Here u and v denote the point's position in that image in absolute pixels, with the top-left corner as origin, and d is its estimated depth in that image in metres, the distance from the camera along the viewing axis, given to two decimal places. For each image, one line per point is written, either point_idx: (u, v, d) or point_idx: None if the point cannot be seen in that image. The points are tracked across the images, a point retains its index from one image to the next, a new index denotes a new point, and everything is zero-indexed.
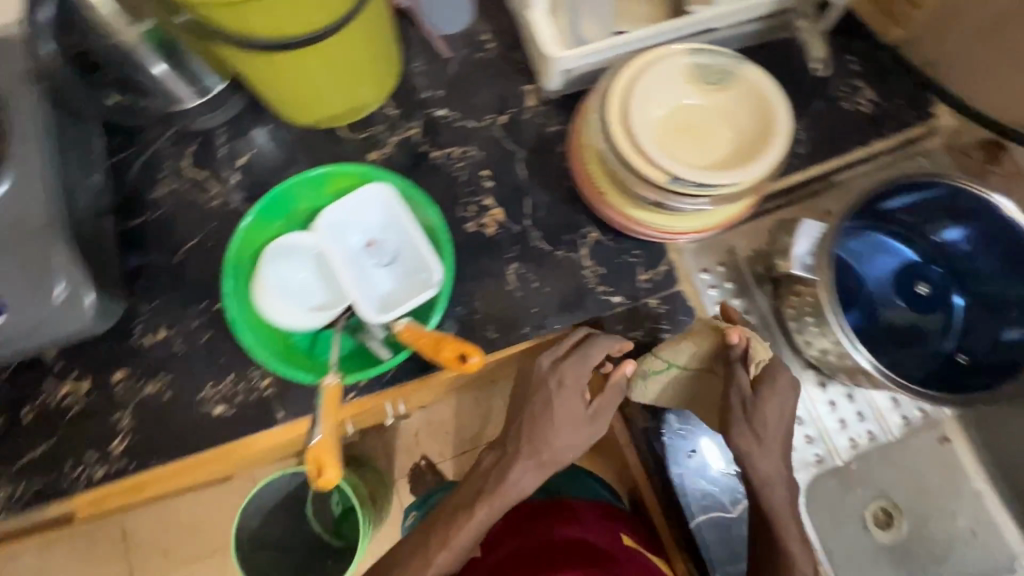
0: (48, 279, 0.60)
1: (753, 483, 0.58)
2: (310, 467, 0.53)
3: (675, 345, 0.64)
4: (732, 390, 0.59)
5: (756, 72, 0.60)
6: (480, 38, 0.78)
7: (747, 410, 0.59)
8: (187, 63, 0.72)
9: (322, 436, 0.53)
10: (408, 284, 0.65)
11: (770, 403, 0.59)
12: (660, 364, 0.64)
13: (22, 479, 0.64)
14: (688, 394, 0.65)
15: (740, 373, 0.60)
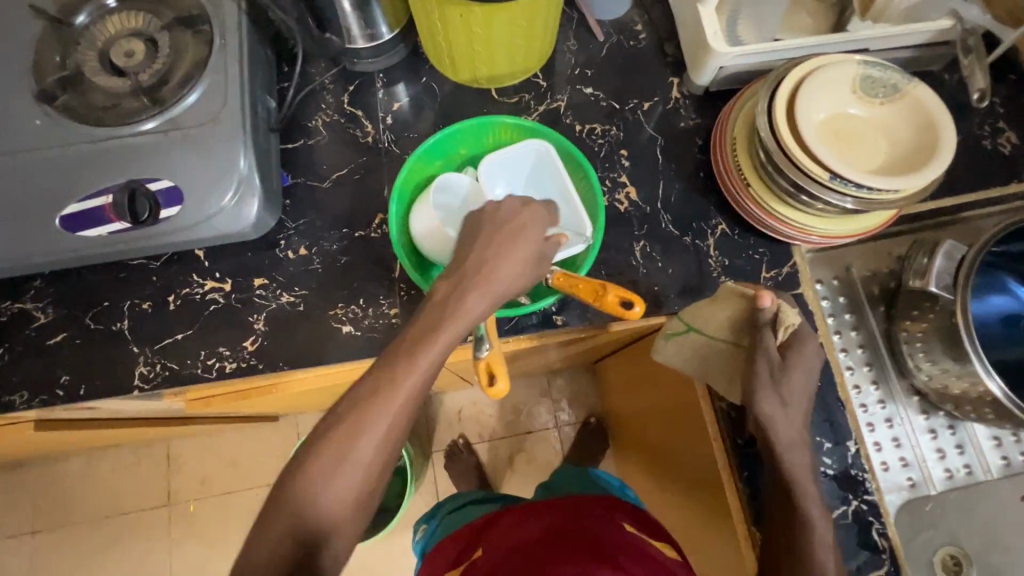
0: (221, 184, 0.64)
1: (774, 448, 0.55)
2: (481, 374, 0.56)
3: (701, 310, 0.64)
4: (760, 354, 0.57)
5: (927, 91, 0.62)
6: (634, 27, 0.82)
7: (774, 375, 0.56)
8: (370, 6, 0.72)
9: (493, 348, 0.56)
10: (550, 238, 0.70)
11: (797, 369, 0.57)
12: (679, 326, 0.66)
13: (159, 360, 0.68)
14: (710, 364, 0.65)
15: (769, 338, 0.57)
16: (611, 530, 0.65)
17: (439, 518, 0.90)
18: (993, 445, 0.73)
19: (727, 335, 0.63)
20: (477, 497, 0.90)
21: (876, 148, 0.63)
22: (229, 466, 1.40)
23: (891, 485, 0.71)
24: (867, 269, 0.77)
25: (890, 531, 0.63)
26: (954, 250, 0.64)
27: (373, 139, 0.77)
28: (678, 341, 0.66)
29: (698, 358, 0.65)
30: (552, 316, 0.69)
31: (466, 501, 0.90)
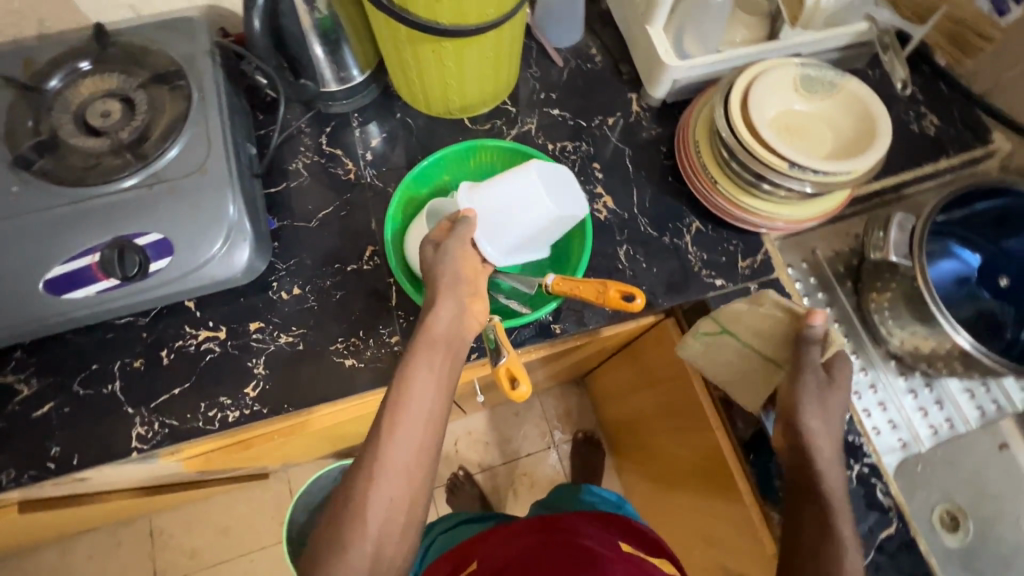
0: (212, 232, 0.64)
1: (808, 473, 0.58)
2: (503, 380, 0.57)
3: (737, 315, 0.67)
4: (806, 368, 0.61)
5: (859, 83, 0.69)
6: (589, 52, 0.88)
7: (819, 388, 0.61)
8: (342, 51, 0.75)
9: (509, 355, 0.58)
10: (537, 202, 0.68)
11: (839, 388, 0.62)
12: (713, 326, 0.68)
13: (156, 419, 0.66)
14: (740, 369, 0.68)
15: (815, 353, 0.61)
16: (610, 546, 0.68)
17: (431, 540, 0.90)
18: (967, 397, 0.79)
19: (762, 344, 0.66)
20: (468, 518, 0.89)
21: (823, 137, 0.69)
22: (220, 533, 1.32)
23: (885, 447, 0.75)
24: (830, 250, 0.83)
25: (893, 489, 0.67)
26: (905, 221, 0.71)
27: (355, 176, 0.80)
28: (708, 340, 0.69)
29: (732, 359, 0.68)
30: (550, 325, 0.71)
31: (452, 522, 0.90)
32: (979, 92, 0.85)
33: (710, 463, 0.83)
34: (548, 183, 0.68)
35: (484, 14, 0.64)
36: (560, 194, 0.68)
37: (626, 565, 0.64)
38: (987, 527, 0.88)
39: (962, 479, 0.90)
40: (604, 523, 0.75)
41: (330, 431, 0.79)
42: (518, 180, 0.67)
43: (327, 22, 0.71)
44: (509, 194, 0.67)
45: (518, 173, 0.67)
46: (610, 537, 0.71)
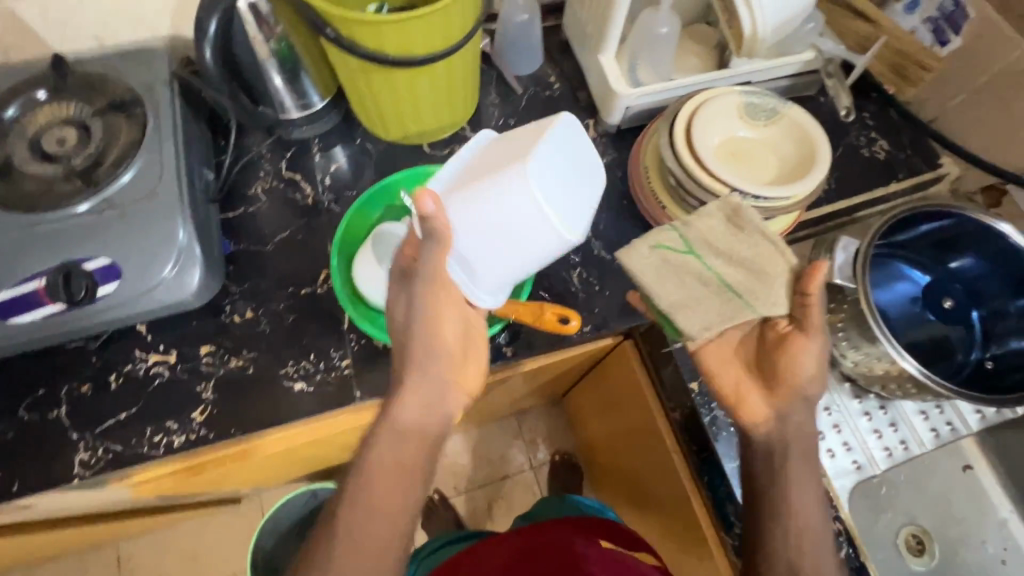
0: (161, 256, 0.65)
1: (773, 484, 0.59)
2: None
3: (712, 238, 0.61)
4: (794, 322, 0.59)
5: (799, 110, 0.71)
6: (548, 79, 0.90)
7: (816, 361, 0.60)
8: (301, 79, 0.77)
9: None
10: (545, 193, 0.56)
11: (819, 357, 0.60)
12: (679, 244, 0.61)
13: (101, 444, 0.66)
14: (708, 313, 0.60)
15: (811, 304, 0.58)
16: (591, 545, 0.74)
17: (417, 563, 0.90)
18: (922, 419, 0.79)
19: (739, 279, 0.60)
20: (455, 538, 0.92)
21: (767, 163, 0.71)
22: (189, 560, 1.30)
23: (840, 471, 0.75)
24: None
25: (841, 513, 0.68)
26: (848, 245, 0.75)
27: (313, 201, 0.81)
28: (666, 255, 0.61)
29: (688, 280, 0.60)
30: (503, 349, 0.71)
31: (440, 543, 0.92)
32: (927, 119, 0.87)
33: (670, 487, 0.82)
34: (547, 192, 0.55)
35: (431, 45, 0.66)
36: (562, 200, 0.56)
37: (604, 565, 0.71)
38: (953, 550, 0.87)
39: (928, 501, 0.89)
40: (583, 527, 0.80)
41: (295, 450, 0.79)
42: (509, 197, 0.55)
43: (283, 49, 0.72)
44: (502, 216, 0.55)
45: (510, 188, 0.54)
46: (591, 537, 0.77)
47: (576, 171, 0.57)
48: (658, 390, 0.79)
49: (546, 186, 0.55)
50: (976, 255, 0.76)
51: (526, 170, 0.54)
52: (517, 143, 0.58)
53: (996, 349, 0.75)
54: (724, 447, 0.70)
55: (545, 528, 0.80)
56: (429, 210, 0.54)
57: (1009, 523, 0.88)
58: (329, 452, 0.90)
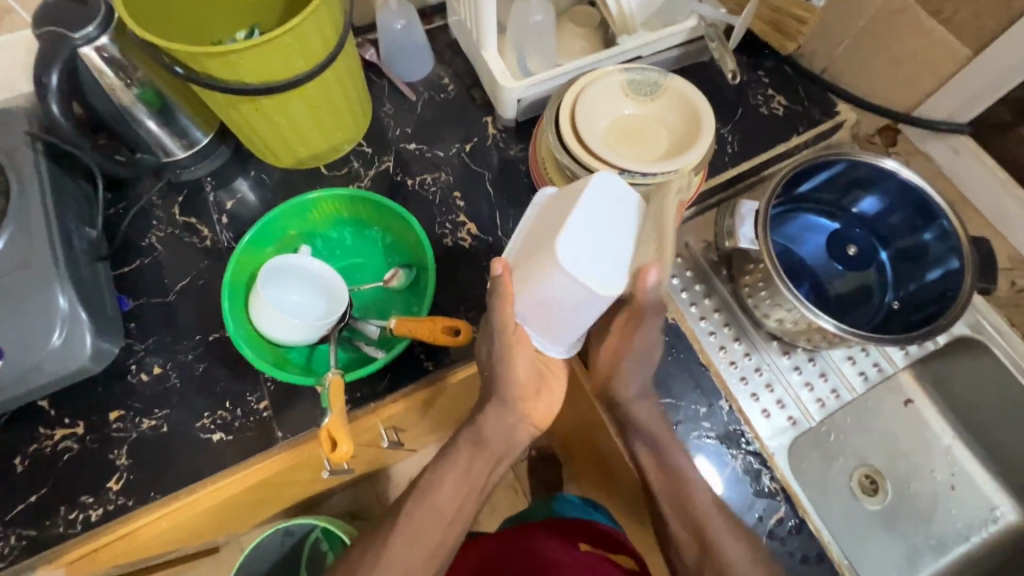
0: (44, 326, 0.62)
1: None
2: (324, 442, 0.57)
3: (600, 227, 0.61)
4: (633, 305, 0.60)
5: (680, 80, 0.71)
6: (441, 81, 0.88)
7: None
8: (176, 118, 0.74)
9: (333, 415, 0.57)
10: (600, 245, 0.52)
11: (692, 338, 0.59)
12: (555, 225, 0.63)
13: (14, 532, 0.64)
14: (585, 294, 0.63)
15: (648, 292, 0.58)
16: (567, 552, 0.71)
17: None
18: (849, 364, 0.82)
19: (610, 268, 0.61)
20: None
21: (657, 138, 0.71)
22: None
23: (775, 429, 0.77)
24: (701, 241, 0.83)
25: (778, 473, 0.69)
26: (751, 208, 0.73)
27: (212, 242, 0.78)
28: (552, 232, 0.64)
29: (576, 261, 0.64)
30: (424, 364, 0.69)
31: None
32: (819, 69, 0.88)
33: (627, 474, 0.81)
34: (588, 251, 0.51)
35: (292, 67, 0.63)
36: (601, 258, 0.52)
37: None
38: (905, 485, 0.88)
39: (876, 441, 0.90)
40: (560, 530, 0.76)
41: (236, 503, 0.75)
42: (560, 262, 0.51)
43: (149, 93, 0.69)
44: (550, 283, 0.53)
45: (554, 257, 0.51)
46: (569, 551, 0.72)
47: (617, 220, 0.54)
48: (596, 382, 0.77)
49: (584, 249, 0.51)
50: (876, 196, 0.77)
51: (565, 233, 0.51)
52: (563, 200, 0.55)
53: (906, 289, 0.78)
54: None
55: (532, 531, 0.75)
56: (497, 275, 0.55)
57: (952, 449, 0.91)
58: (290, 490, 0.86)
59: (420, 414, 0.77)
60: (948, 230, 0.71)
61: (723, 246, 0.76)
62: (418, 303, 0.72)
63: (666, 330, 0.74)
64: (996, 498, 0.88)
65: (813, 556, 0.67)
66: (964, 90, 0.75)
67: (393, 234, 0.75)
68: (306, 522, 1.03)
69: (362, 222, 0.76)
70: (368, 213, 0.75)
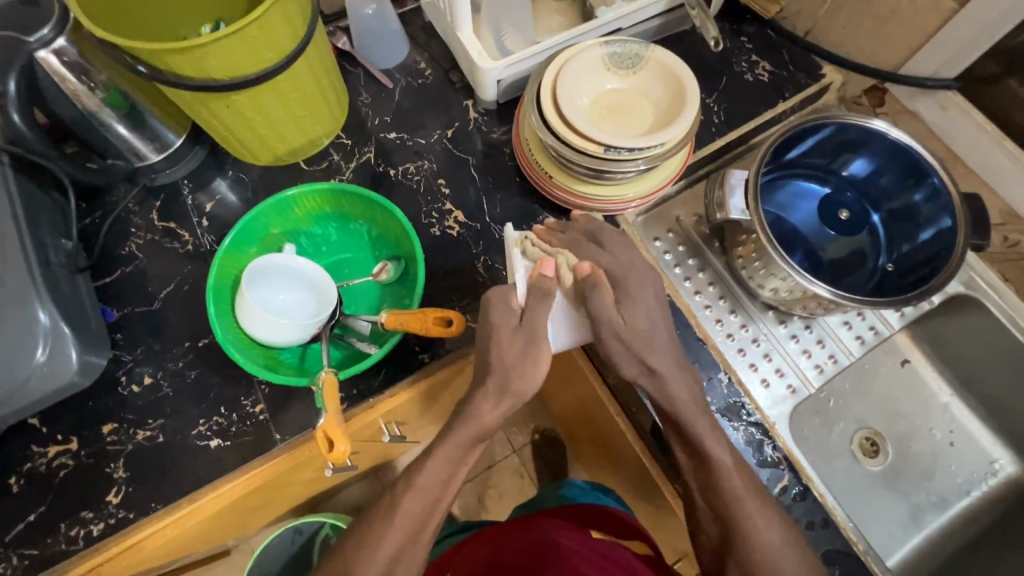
0: (27, 342, 0.60)
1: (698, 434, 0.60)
2: (321, 443, 0.56)
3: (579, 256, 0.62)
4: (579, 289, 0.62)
5: (663, 51, 0.69)
6: (418, 66, 0.86)
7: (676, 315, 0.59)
8: (147, 121, 0.71)
9: (329, 414, 0.57)
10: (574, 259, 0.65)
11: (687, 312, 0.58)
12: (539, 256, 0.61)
13: (14, 552, 0.63)
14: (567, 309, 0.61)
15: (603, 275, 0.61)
16: (577, 535, 0.69)
17: None
18: (846, 329, 0.82)
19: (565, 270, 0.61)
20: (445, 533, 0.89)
21: (642, 112, 0.69)
22: None
23: (775, 398, 0.77)
24: (692, 214, 0.82)
25: (780, 442, 0.69)
26: (741, 177, 0.72)
27: (194, 246, 0.76)
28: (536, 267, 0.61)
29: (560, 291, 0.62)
30: (419, 357, 0.69)
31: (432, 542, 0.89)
32: (802, 32, 0.86)
33: (630, 452, 0.81)
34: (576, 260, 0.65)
35: (261, 59, 0.61)
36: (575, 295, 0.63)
37: (588, 557, 0.65)
38: (904, 445, 0.89)
39: (875, 403, 0.90)
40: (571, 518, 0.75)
41: (239, 508, 0.74)
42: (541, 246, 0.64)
43: (115, 95, 0.67)
44: None
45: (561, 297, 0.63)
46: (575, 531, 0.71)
47: None
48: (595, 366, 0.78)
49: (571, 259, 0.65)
50: (867, 158, 0.76)
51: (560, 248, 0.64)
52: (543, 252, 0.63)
53: (900, 251, 0.77)
54: None
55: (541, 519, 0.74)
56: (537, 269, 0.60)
57: (950, 407, 0.91)
58: (293, 490, 0.86)
59: (418, 408, 0.77)
60: (940, 188, 0.70)
61: (715, 218, 0.75)
62: (409, 296, 0.70)
63: None
64: (994, 452, 0.89)
65: (819, 521, 0.67)
66: (950, 45, 0.74)
67: (379, 227, 0.74)
68: (312, 520, 1.02)
69: (347, 217, 0.74)
70: (351, 207, 0.73)
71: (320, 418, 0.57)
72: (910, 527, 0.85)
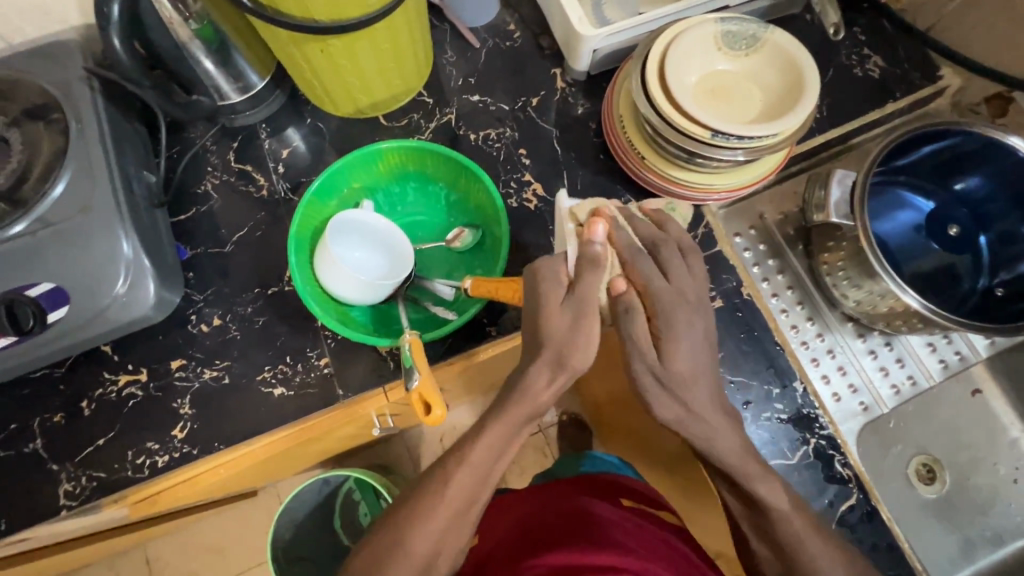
0: (109, 271, 0.60)
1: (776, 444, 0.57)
2: (418, 406, 0.56)
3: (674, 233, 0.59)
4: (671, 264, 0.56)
5: (783, 33, 0.64)
6: (506, 27, 0.82)
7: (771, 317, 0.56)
8: (233, 59, 0.70)
9: (424, 377, 0.57)
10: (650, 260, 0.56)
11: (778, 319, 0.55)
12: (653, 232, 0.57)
13: (83, 473, 0.65)
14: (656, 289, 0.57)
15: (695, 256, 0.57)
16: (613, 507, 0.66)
17: None
18: (929, 350, 0.78)
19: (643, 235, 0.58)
20: None
21: (752, 98, 0.65)
22: (212, 555, 1.17)
23: (846, 413, 0.75)
24: (778, 212, 0.78)
25: (851, 460, 0.67)
26: (846, 177, 0.67)
27: (269, 192, 0.75)
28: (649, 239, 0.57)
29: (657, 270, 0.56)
30: (486, 329, 0.67)
31: None
32: (923, 28, 0.80)
33: (679, 449, 0.80)
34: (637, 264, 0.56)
35: (364, 4, 0.58)
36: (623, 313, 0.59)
37: (630, 532, 0.62)
38: (963, 476, 0.84)
39: (937, 430, 0.84)
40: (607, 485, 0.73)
41: (287, 455, 0.74)
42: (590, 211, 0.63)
43: (207, 28, 0.65)
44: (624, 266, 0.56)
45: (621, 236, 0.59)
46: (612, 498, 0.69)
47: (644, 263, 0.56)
48: None
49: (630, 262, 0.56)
50: (981, 173, 0.71)
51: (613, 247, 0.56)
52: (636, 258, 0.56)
53: (1006, 274, 0.72)
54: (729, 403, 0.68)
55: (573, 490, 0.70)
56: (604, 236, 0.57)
57: (1019, 443, 0.85)
58: (338, 443, 0.86)
59: (473, 376, 0.76)
60: None
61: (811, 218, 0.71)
62: (486, 266, 0.69)
63: (741, 307, 0.70)
64: None
65: (883, 544, 0.65)
66: None
67: (460, 191, 0.72)
68: (342, 474, 1.03)
69: (427, 178, 0.73)
70: (434, 167, 0.72)
71: (411, 379, 0.58)
72: (960, 560, 0.81)
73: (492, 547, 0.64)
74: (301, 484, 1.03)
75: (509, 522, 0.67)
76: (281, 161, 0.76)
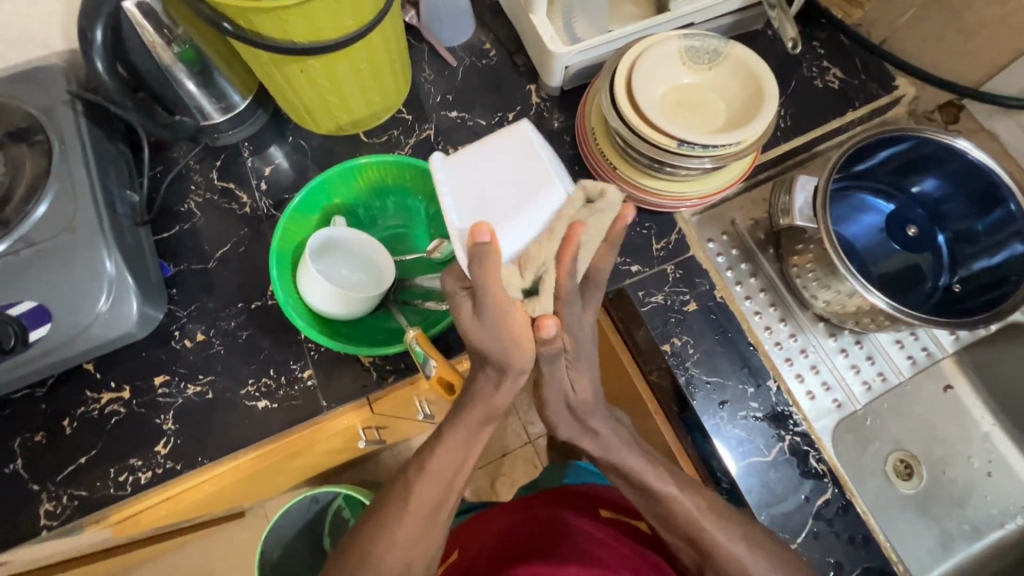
0: (91, 290, 0.61)
1: None
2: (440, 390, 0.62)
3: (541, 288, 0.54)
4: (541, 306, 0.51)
5: (743, 48, 0.68)
6: (482, 46, 0.85)
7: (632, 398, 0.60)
8: (216, 80, 0.71)
9: (440, 368, 0.60)
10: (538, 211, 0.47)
11: None
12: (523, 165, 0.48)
13: (65, 492, 0.64)
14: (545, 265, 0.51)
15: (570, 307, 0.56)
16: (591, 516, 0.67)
17: None
18: (898, 347, 0.83)
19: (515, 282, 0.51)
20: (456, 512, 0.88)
21: (716, 109, 0.68)
22: None
23: (821, 411, 0.77)
24: (749, 218, 0.81)
25: (825, 455, 0.69)
26: (808, 182, 0.70)
27: (251, 209, 0.76)
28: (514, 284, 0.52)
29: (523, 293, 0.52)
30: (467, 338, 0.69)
31: None
32: (878, 42, 0.84)
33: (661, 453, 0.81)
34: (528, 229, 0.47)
35: (341, 25, 0.61)
36: None
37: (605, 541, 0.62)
38: (940, 470, 0.86)
39: (912, 425, 0.86)
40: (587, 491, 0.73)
41: (272, 469, 0.75)
42: (496, 145, 0.49)
43: (189, 51, 0.67)
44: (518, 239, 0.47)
45: (530, 198, 0.47)
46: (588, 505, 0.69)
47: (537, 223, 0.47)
48: (633, 352, 0.79)
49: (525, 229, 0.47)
50: (937, 176, 0.75)
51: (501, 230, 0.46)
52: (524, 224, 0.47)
53: (965, 272, 0.75)
54: (705, 402, 0.70)
55: (556, 499, 0.70)
56: (486, 244, 0.44)
57: (991, 436, 0.88)
58: (324, 457, 0.86)
59: None
60: (1015, 213, 0.69)
61: (777, 223, 0.74)
62: None
63: (714, 310, 0.72)
64: None
65: (859, 537, 0.67)
66: None
67: (439, 204, 0.74)
68: (331, 490, 1.02)
69: (407, 192, 0.75)
70: (412, 182, 0.73)
71: (430, 367, 0.60)
72: (940, 554, 0.82)
73: (475, 557, 0.65)
74: (286, 501, 1.01)
75: (493, 532, 0.67)
76: (264, 178, 0.78)
